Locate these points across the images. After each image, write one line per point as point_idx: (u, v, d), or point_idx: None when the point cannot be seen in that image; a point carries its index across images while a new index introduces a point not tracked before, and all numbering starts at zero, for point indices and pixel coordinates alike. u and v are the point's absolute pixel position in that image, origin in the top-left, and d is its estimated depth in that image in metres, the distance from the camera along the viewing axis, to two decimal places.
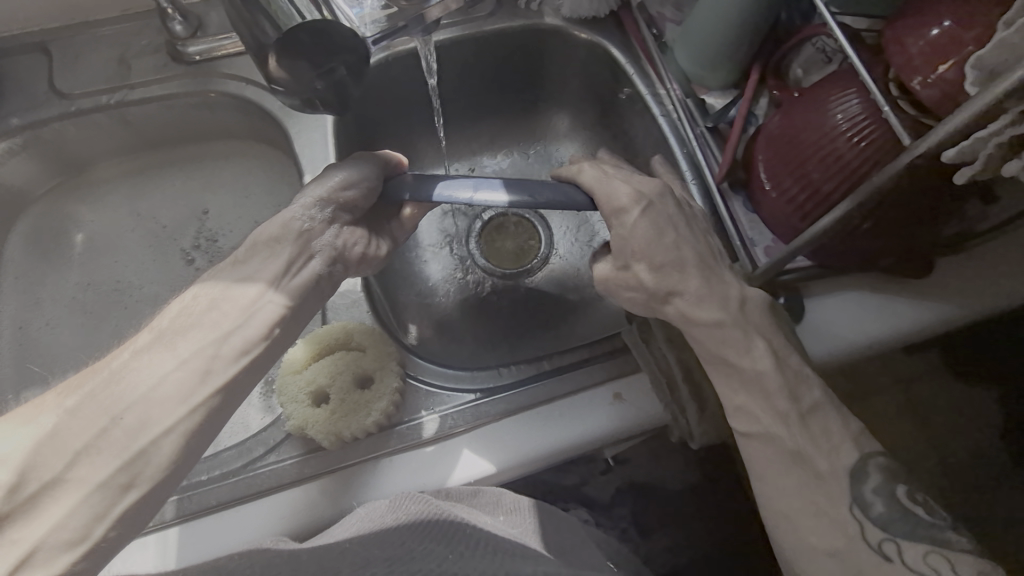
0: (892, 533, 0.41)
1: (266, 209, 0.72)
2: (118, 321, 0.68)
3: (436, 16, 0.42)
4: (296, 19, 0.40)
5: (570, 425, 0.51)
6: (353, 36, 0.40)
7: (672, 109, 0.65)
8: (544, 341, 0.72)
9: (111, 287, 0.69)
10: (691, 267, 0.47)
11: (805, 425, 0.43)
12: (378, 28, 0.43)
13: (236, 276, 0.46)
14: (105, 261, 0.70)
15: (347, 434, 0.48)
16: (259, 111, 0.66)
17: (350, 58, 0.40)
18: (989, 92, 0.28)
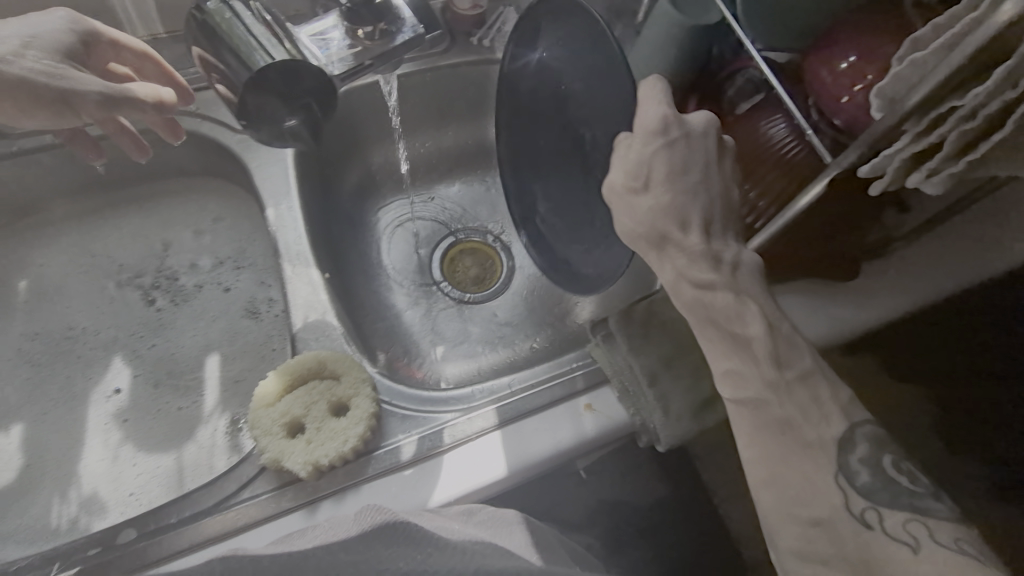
0: (874, 500, 0.38)
1: (221, 245, 0.70)
2: (73, 369, 0.63)
3: (399, 55, 0.45)
4: (259, 52, 0.39)
5: (545, 438, 0.53)
6: (320, 70, 0.41)
7: None
8: (510, 359, 0.74)
9: (60, 335, 0.65)
10: (688, 223, 0.47)
11: (794, 394, 0.42)
12: (346, 66, 0.42)
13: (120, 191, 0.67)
14: (53, 308, 0.66)
15: (325, 462, 0.47)
16: (216, 147, 0.66)
17: (321, 95, 0.42)
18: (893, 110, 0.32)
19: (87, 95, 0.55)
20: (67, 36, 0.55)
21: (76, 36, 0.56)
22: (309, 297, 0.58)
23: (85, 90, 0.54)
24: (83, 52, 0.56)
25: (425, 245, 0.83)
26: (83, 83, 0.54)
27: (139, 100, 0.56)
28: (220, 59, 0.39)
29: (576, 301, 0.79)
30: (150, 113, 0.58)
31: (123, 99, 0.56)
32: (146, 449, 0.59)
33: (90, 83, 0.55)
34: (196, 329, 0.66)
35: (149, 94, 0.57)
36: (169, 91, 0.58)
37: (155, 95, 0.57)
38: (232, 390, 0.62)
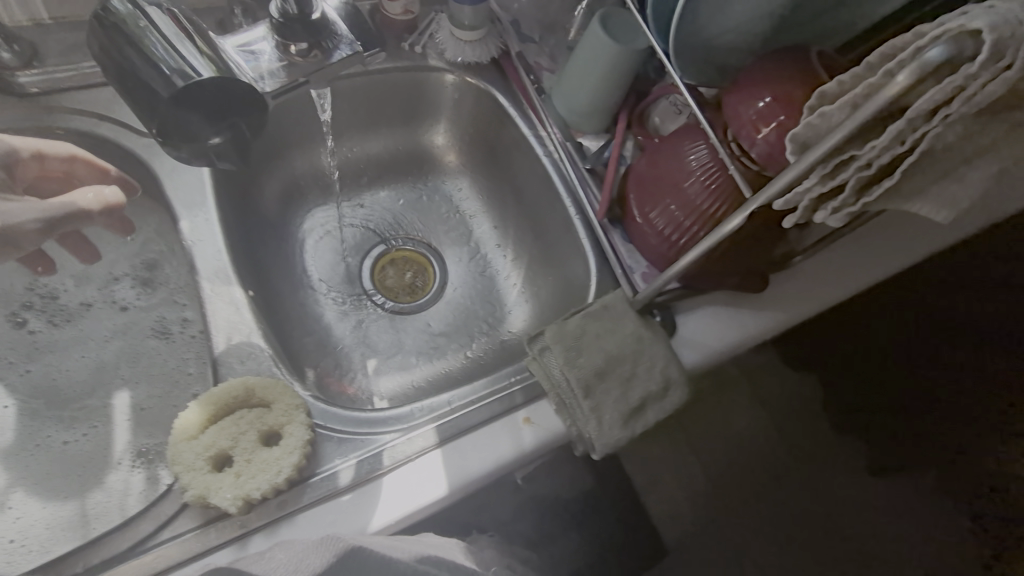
0: None
1: (118, 261, 0.63)
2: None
3: (330, 72, 0.44)
4: (185, 69, 0.37)
5: (485, 453, 0.54)
6: (251, 89, 0.39)
7: (553, 149, 0.73)
8: (445, 371, 0.74)
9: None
10: None
11: None
12: (277, 83, 0.42)
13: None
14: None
15: (257, 495, 0.45)
16: (116, 150, 0.60)
17: (253, 115, 0.41)
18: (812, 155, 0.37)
19: (26, 224, 0.53)
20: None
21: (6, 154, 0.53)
22: (233, 317, 0.55)
23: (25, 216, 0.53)
24: (7, 178, 0.54)
25: (354, 254, 0.80)
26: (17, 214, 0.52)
27: (80, 212, 0.55)
28: (141, 79, 0.37)
29: (509, 310, 0.80)
30: (97, 218, 0.56)
31: (64, 215, 0.54)
32: (35, 488, 0.53)
33: (21, 214, 0.53)
34: (86, 350, 0.59)
35: (93, 201, 0.55)
36: (111, 189, 0.56)
37: (96, 199, 0.55)
38: (139, 419, 0.57)
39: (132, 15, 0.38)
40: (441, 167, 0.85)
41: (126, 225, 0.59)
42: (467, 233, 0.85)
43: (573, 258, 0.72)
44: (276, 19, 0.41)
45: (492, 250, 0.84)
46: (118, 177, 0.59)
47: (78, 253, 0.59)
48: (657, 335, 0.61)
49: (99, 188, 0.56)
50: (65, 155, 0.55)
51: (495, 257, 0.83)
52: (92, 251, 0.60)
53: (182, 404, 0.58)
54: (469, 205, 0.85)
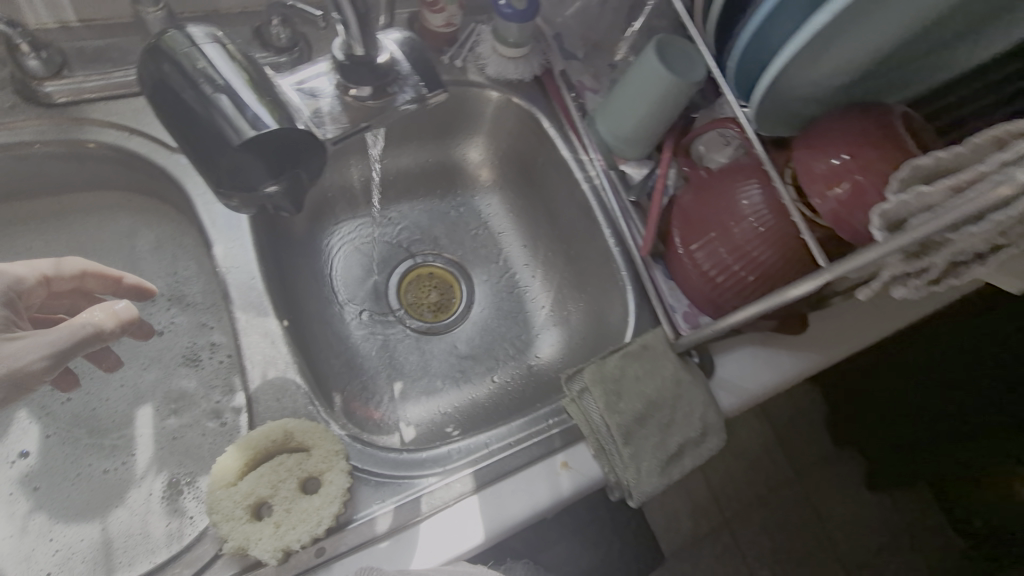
0: None
1: (149, 281, 0.61)
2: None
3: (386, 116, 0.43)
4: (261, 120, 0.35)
5: (524, 499, 0.52)
6: (316, 138, 0.39)
7: (595, 175, 0.71)
8: (472, 399, 0.72)
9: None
10: None
11: None
12: (340, 130, 0.42)
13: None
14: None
15: (297, 547, 0.44)
16: (146, 166, 0.58)
17: (312, 162, 0.40)
18: (896, 240, 0.37)
19: (34, 365, 0.47)
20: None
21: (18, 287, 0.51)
22: (268, 351, 0.53)
23: (29, 357, 0.47)
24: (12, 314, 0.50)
25: (381, 270, 0.78)
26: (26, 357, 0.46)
27: (92, 336, 0.50)
28: (212, 124, 0.35)
29: (538, 334, 0.77)
30: (105, 338, 0.51)
31: (67, 347, 0.48)
32: (63, 519, 0.52)
33: (28, 350, 0.47)
34: (126, 377, 0.58)
35: (105, 320, 0.50)
36: (121, 302, 0.52)
37: (107, 316, 0.51)
38: (164, 448, 0.55)
39: (198, 60, 0.36)
40: (473, 182, 0.83)
41: (146, 330, 0.57)
42: (496, 251, 0.82)
43: (609, 289, 0.70)
44: (342, 60, 0.40)
45: (522, 270, 0.81)
46: (133, 285, 0.57)
47: (100, 363, 0.56)
48: (698, 379, 0.60)
49: (107, 305, 0.51)
50: (75, 273, 0.54)
51: (525, 277, 0.81)
52: (114, 359, 0.56)
53: (211, 434, 0.56)
54: (499, 223, 0.83)
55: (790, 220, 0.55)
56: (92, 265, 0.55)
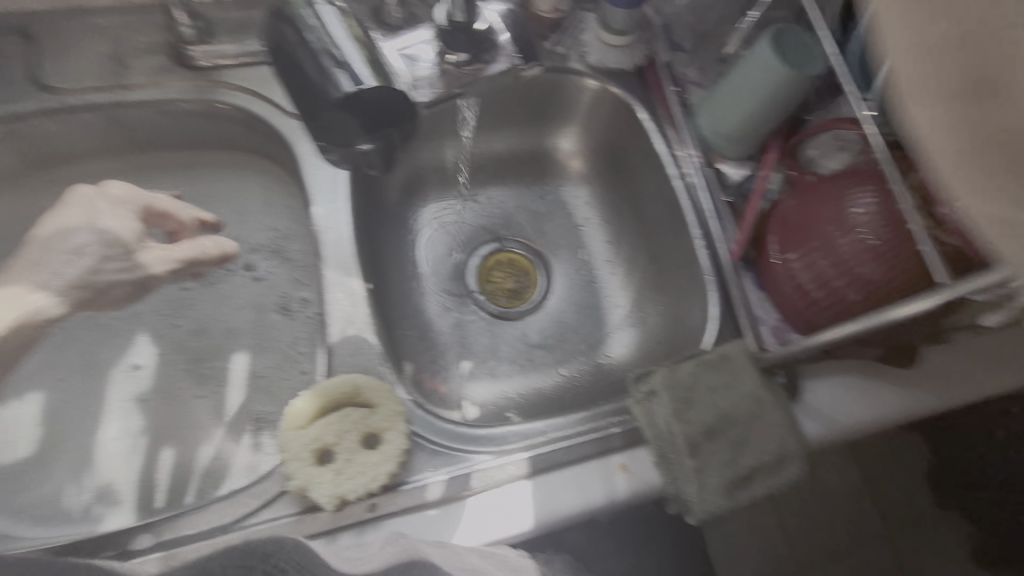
0: None
1: (254, 233, 0.67)
2: (94, 339, 0.61)
3: None
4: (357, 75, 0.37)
5: (575, 493, 0.51)
6: (410, 103, 0.40)
7: (689, 173, 0.67)
8: (536, 388, 0.71)
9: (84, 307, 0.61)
10: None
11: None
12: None
13: (68, 256, 0.46)
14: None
15: (352, 497, 0.46)
16: (266, 128, 0.63)
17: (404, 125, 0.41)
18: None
19: (157, 273, 0.48)
20: (132, 220, 0.50)
21: (128, 235, 0.48)
22: (350, 309, 0.56)
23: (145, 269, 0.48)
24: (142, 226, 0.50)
25: (463, 250, 0.80)
26: (153, 264, 0.48)
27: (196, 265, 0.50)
28: (319, 78, 0.38)
29: (611, 333, 0.75)
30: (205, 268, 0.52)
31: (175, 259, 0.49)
32: (162, 436, 0.57)
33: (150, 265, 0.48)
34: (217, 316, 0.63)
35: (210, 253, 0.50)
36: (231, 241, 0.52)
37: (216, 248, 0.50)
38: (252, 389, 0.60)
39: (311, 28, 0.39)
40: (564, 173, 0.82)
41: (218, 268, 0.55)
42: (577, 244, 0.81)
43: (692, 294, 0.66)
44: None
45: (601, 265, 0.79)
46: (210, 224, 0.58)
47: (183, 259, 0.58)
48: (779, 399, 0.55)
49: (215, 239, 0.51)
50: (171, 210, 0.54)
51: (604, 273, 0.79)
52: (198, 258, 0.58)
53: (292, 378, 0.61)
54: (584, 216, 0.81)
55: (910, 237, 0.49)
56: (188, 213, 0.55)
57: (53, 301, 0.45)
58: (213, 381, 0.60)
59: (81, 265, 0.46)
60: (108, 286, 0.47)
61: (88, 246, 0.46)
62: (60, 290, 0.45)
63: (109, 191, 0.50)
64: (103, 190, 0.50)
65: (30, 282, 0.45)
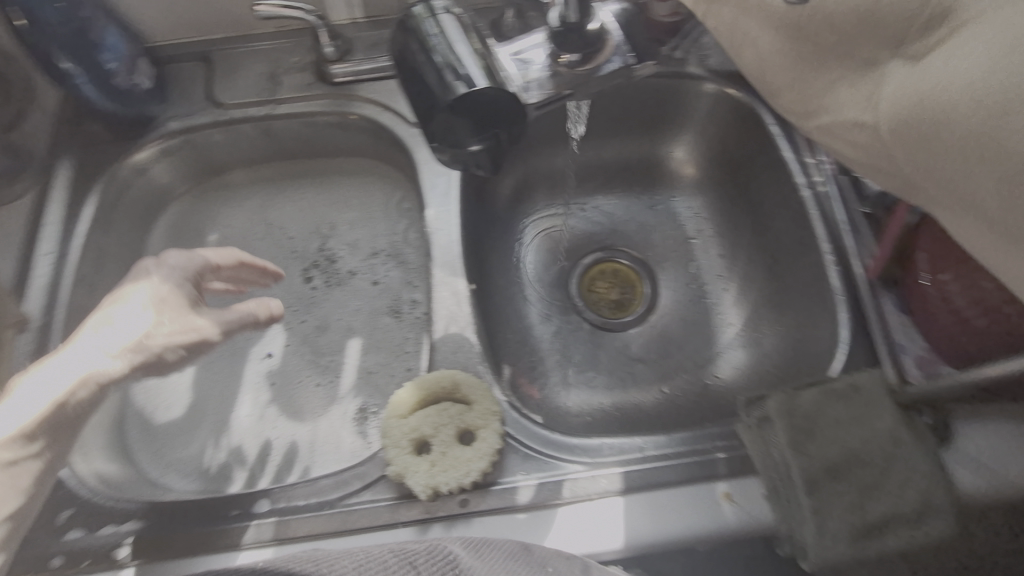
0: None
1: (374, 234, 0.72)
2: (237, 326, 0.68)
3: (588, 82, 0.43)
4: (470, 76, 0.39)
5: (672, 518, 0.48)
6: (520, 103, 0.41)
7: (819, 182, 0.62)
8: (636, 404, 0.68)
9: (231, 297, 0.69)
10: None
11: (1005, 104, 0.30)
12: (542, 95, 0.42)
13: (127, 324, 0.43)
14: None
15: (444, 490, 0.47)
16: (390, 137, 0.68)
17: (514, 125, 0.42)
18: None
19: (214, 337, 0.44)
20: (187, 285, 0.47)
21: (187, 293, 0.46)
22: (454, 308, 0.58)
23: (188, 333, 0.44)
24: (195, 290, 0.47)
25: (567, 259, 0.79)
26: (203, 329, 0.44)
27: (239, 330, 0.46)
28: (434, 81, 0.40)
29: (720, 352, 0.70)
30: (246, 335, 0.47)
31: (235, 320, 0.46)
32: (285, 414, 0.63)
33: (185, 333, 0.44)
34: (343, 314, 0.68)
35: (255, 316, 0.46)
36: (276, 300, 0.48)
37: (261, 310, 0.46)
38: (363, 379, 0.65)
39: (432, 39, 0.40)
40: (676, 183, 0.79)
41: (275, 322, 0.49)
42: (687, 257, 0.77)
43: (819, 315, 0.60)
44: (556, 28, 0.42)
45: (713, 280, 0.75)
46: (274, 273, 0.56)
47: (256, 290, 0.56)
48: (924, 440, 0.48)
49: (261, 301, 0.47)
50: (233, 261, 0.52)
51: (715, 289, 0.74)
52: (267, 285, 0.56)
53: (399, 372, 0.65)
54: (695, 229, 0.78)
55: None
56: (240, 255, 0.53)
57: (113, 362, 0.42)
58: (330, 368, 0.66)
59: (138, 328, 0.43)
60: (162, 348, 0.43)
61: (142, 315, 0.43)
62: (118, 354, 0.42)
63: (170, 264, 0.47)
64: (159, 260, 0.47)
65: (94, 351, 0.42)
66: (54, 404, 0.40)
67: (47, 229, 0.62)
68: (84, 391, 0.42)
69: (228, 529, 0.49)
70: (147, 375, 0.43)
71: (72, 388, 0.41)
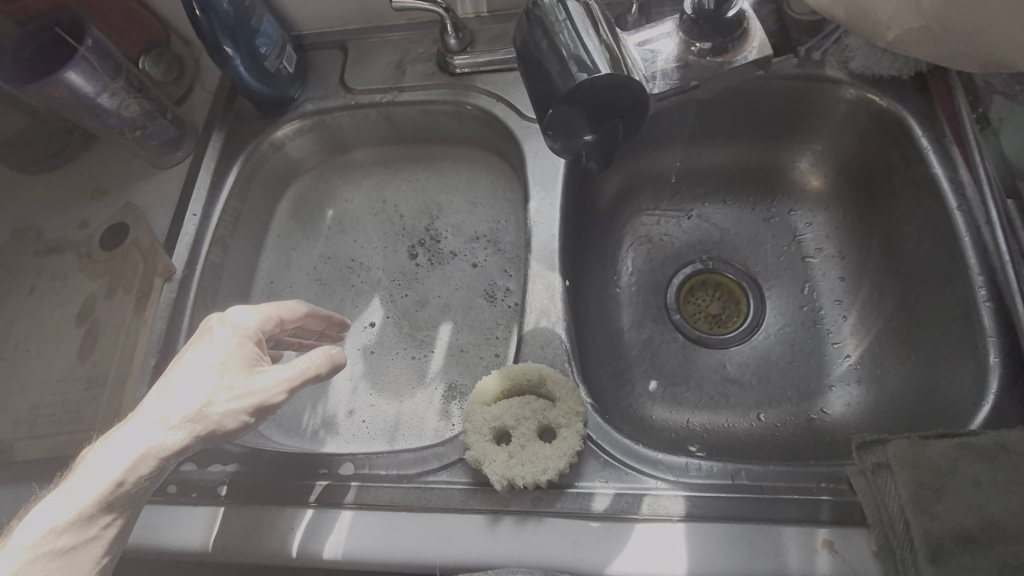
0: None
1: (478, 223, 0.73)
2: (346, 297, 0.72)
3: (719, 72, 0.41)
4: (593, 64, 0.38)
5: (761, 559, 0.44)
6: (642, 94, 0.39)
7: (979, 204, 0.54)
8: (728, 427, 0.64)
9: (343, 263, 0.74)
10: None
11: None
12: (666, 86, 0.41)
13: (189, 393, 0.43)
14: (345, 237, 0.75)
15: (520, 483, 0.46)
16: (502, 128, 0.68)
17: (632, 116, 0.40)
18: None
19: (275, 399, 0.44)
20: (248, 345, 0.46)
21: (247, 359, 0.46)
22: (546, 303, 0.57)
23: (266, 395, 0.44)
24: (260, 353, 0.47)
25: (670, 267, 0.75)
26: (271, 393, 0.44)
27: (313, 379, 0.46)
28: (557, 70, 0.39)
29: (830, 384, 0.64)
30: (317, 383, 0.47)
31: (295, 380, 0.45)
32: (376, 386, 0.66)
33: (265, 387, 0.44)
34: (442, 292, 0.70)
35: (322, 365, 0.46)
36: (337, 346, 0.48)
37: (324, 360, 0.47)
38: (452, 361, 0.66)
39: (561, 34, 0.39)
40: (800, 196, 0.72)
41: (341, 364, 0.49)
42: (803, 276, 0.70)
43: (961, 356, 0.53)
44: (688, 15, 0.40)
45: (831, 304, 0.68)
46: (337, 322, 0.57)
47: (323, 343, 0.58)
48: None
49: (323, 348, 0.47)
50: (298, 315, 0.52)
51: (832, 314, 0.67)
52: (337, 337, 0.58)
53: (486, 359, 0.65)
54: (815, 247, 0.71)
55: None
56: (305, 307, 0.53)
57: (176, 437, 0.42)
58: (423, 347, 0.68)
59: (198, 397, 0.43)
60: (222, 416, 0.43)
61: (204, 381, 0.43)
62: (177, 427, 0.42)
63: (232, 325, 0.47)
64: (223, 318, 0.47)
65: (155, 423, 0.42)
66: (113, 484, 0.40)
67: (196, 192, 0.70)
68: (145, 468, 0.41)
69: (316, 486, 0.52)
70: (206, 444, 0.43)
71: (131, 467, 0.40)
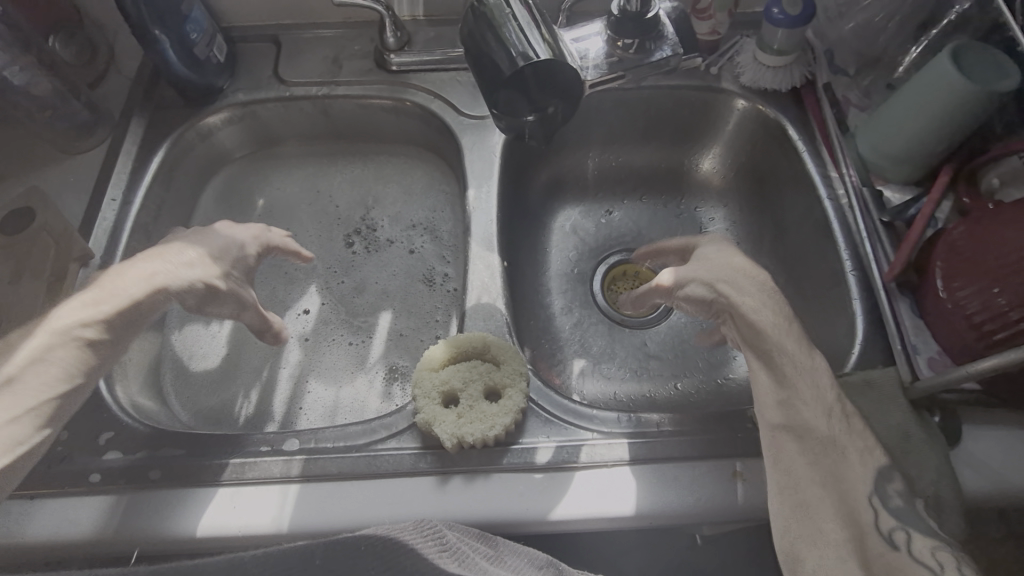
0: None
1: (416, 213, 0.76)
2: (279, 283, 0.71)
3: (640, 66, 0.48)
4: (531, 49, 0.43)
5: (683, 491, 0.50)
6: (577, 80, 0.45)
7: (842, 196, 0.65)
8: (650, 396, 0.71)
9: None
10: None
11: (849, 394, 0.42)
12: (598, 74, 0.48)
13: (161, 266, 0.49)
14: (279, 225, 0.75)
15: (469, 441, 0.49)
16: (439, 123, 0.72)
17: (567, 100, 0.46)
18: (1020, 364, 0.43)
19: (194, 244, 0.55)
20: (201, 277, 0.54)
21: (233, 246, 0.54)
22: (487, 281, 0.61)
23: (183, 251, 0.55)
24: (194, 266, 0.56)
25: (594, 258, 0.82)
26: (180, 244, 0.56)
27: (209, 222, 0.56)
28: (499, 54, 0.44)
29: (733, 354, 0.73)
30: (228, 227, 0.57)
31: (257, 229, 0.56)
32: (313, 373, 0.66)
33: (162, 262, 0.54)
34: (379, 278, 0.72)
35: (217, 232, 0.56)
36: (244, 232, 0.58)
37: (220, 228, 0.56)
38: (393, 341, 0.68)
39: (502, 24, 0.44)
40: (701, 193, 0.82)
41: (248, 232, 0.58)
42: None
43: (833, 319, 0.63)
44: (615, 16, 0.47)
45: None
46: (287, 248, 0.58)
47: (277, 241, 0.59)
48: (932, 437, 0.49)
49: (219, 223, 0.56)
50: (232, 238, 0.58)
51: None
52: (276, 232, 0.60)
53: (427, 340, 0.68)
54: None
55: None
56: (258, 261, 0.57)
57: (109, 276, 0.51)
58: (365, 330, 0.69)
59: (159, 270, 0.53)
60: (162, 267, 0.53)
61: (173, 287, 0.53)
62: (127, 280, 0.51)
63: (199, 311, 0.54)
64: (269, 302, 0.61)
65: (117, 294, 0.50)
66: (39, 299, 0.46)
67: (115, 178, 0.66)
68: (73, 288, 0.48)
69: (259, 463, 0.52)
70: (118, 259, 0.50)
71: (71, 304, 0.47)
